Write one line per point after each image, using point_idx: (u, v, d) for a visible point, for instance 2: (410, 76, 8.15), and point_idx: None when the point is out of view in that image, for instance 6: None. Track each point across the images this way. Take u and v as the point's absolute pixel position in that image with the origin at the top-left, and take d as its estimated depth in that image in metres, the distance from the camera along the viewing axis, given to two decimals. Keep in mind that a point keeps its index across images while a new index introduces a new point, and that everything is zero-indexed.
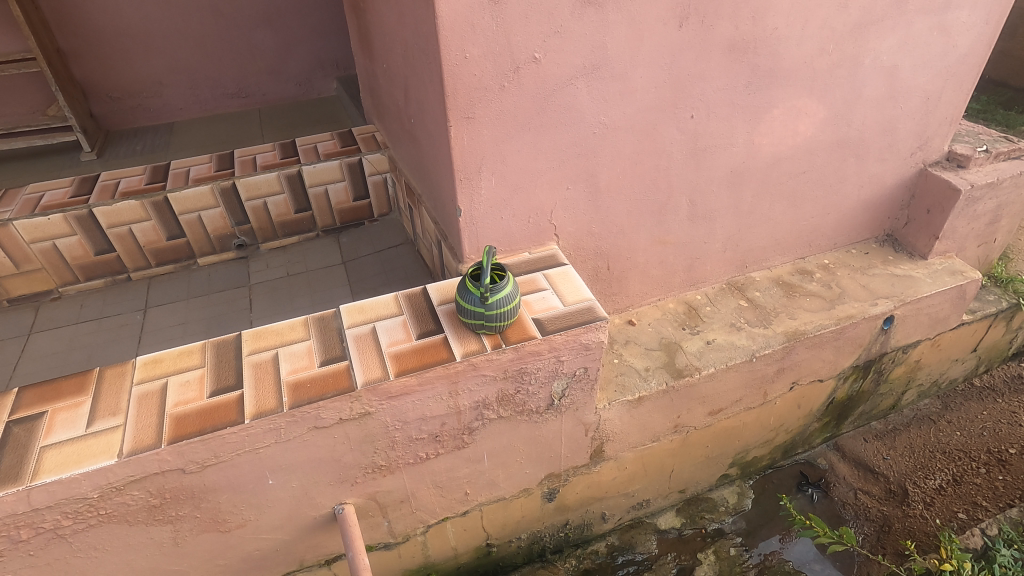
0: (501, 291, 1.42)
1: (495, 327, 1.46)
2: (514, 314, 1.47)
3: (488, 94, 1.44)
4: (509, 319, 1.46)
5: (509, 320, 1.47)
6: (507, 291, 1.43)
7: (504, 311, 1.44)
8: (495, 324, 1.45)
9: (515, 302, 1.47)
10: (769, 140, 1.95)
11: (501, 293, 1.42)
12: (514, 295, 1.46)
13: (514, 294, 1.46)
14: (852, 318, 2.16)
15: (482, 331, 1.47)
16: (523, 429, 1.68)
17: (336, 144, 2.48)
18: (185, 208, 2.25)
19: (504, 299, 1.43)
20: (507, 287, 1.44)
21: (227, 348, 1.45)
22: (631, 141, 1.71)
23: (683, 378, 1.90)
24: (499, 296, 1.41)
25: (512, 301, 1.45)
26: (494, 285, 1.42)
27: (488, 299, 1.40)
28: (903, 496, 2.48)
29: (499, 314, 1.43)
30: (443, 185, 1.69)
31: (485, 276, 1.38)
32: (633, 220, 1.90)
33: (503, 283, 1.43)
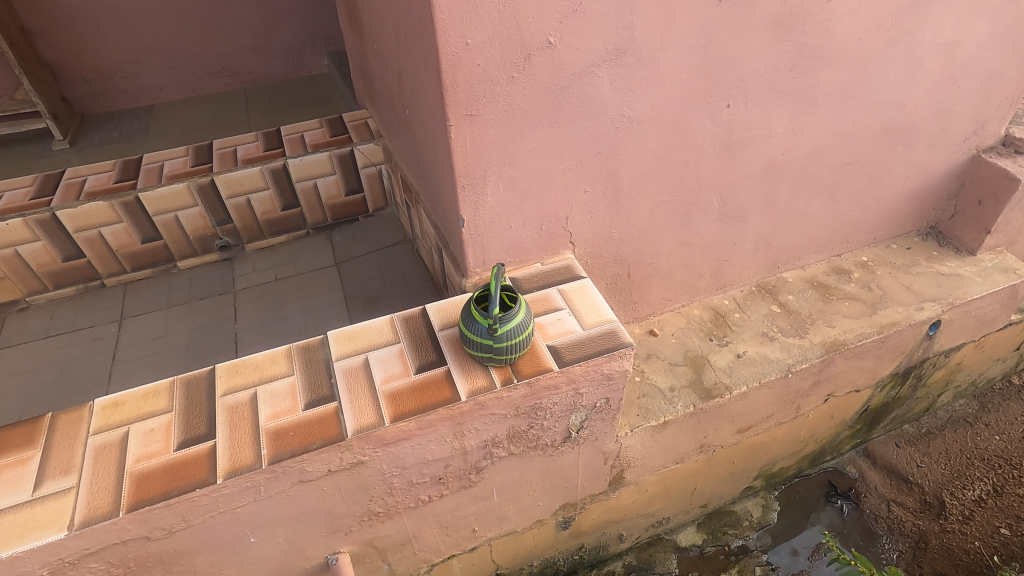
0: (512, 319, 1.23)
1: (504, 361, 1.27)
2: (526, 346, 1.29)
3: (494, 88, 1.21)
4: (520, 352, 1.28)
5: (519, 353, 1.29)
6: (519, 318, 1.24)
7: (515, 343, 1.25)
8: (504, 355, 1.27)
9: (528, 331, 1.28)
10: (814, 129, 1.70)
11: (513, 321, 1.23)
12: (527, 322, 1.27)
13: (527, 321, 1.27)
14: (897, 325, 1.95)
15: (490, 363, 1.28)
16: (536, 462, 1.50)
17: (325, 132, 2.24)
18: (160, 208, 2.04)
19: (516, 328, 1.24)
20: (520, 313, 1.25)
21: (198, 387, 1.27)
22: (656, 135, 1.48)
23: (712, 399, 1.71)
24: (511, 325, 1.23)
25: (525, 329, 1.27)
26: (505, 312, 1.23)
27: (498, 330, 1.22)
28: (940, 508, 2.31)
29: (510, 346, 1.25)
30: (444, 189, 1.47)
31: (494, 305, 1.19)
32: (658, 223, 1.68)
33: (516, 310, 1.24)
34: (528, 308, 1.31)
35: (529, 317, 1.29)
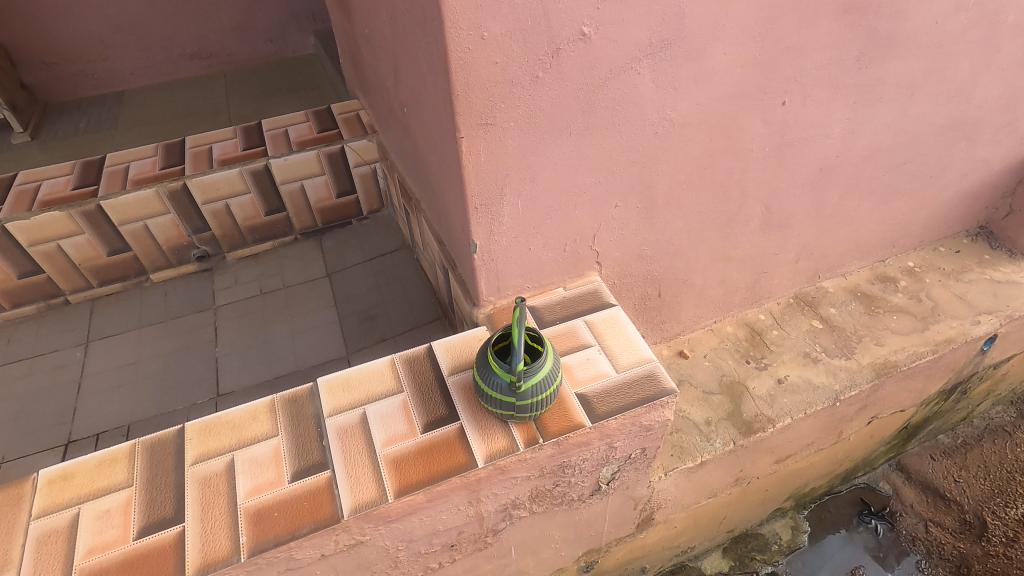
0: (538, 372, 1.03)
1: (527, 418, 1.08)
2: (552, 401, 1.09)
3: (515, 90, 0.99)
4: (545, 407, 1.09)
5: (544, 409, 1.09)
6: (545, 369, 1.04)
7: (540, 400, 1.06)
8: (528, 411, 1.07)
9: (555, 383, 1.08)
10: (874, 126, 1.48)
11: (538, 375, 1.03)
12: (555, 373, 1.08)
13: (554, 372, 1.08)
14: (952, 342, 1.76)
15: (510, 419, 1.09)
16: (560, 517, 1.32)
17: (312, 127, 2.00)
18: (126, 216, 1.80)
19: (542, 382, 1.04)
20: (546, 364, 1.05)
21: (164, 453, 1.06)
22: (700, 140, 1.25)
23: (753, 435, 1.53)
24: (537, 379, 1.03)
25: (552, 382, 1.07)
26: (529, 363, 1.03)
27: (521, 386, 1.02)
28: (982, 529, 2.17)
29: (534, 402, 1.05)
30: (452, 205, 1.25)
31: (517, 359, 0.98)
32: (695, 237, 1.46)
33: (542, 360, 1.04)
34: (554, 353, 1.11)
35: (557, 366, 1.09)
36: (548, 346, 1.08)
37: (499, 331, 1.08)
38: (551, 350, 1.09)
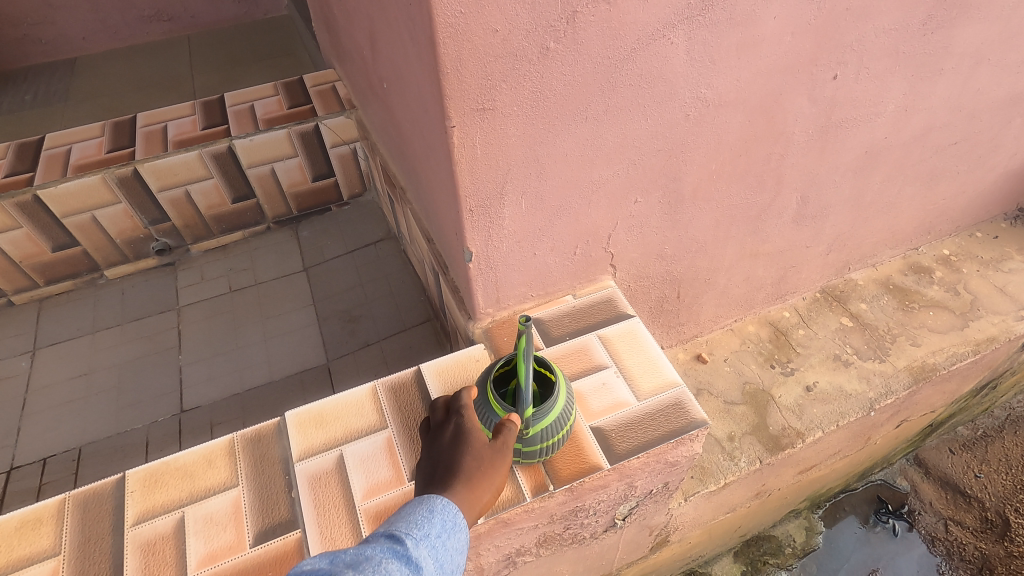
0: (549, 413, 0.86)
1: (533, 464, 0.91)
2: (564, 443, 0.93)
3: (520, 66, 0.78)
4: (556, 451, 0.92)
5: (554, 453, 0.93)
6: (558, 410, 0.87)
7: (550, 444, 0.89)
8: (536, 456, 0.90)
9: (569, 423, 0.91)
10: (928, 102, 1.28)
11: (549, 417, 0.86)
12: (569, 412, 0.91)
13: (569, 410, 0.90)
14: (994, 341, 1.61)
15: (514, 462, 0.92)
16: (569, 554, 1.17)
17: (282, 102, 1.76)
18: (70, 207, 1.58)
19: (553, 424, 0.87)
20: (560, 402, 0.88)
21: (100, 511, 0.89)
22: (737, 122, 1.06)
23: (781, 451, 1.38)
24: (548, 421, 0.86)
25: (565, 422, 0.90)
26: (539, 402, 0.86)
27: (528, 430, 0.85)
28: (1004, 528, 2.05)
29: (543, 447, 0.89)
30: (442, 202, 1.05)
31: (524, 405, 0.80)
32: (722, 232, 1.28)
33: (556, 398, 0.87)
34: (568, 385, 0.94)
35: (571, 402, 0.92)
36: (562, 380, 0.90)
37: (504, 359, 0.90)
38: (565, 384, 0.91)
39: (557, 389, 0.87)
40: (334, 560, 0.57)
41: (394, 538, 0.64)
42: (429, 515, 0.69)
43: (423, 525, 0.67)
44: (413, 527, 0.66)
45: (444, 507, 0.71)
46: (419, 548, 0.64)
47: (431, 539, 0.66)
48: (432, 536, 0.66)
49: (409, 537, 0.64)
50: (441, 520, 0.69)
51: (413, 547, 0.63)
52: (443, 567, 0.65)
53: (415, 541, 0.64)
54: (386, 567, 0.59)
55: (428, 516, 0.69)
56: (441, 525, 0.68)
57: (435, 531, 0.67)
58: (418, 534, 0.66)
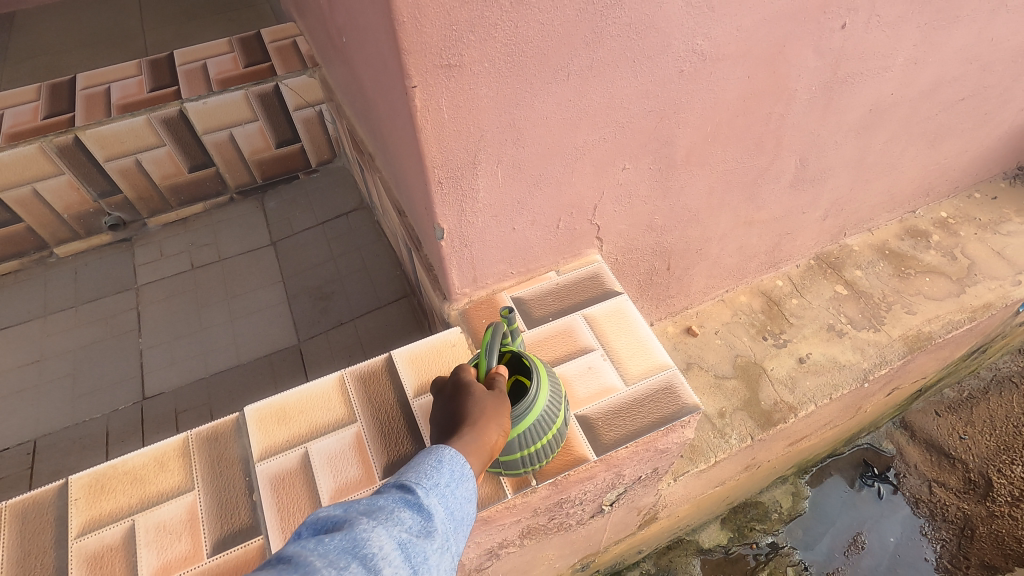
0: (524, 419, 0.76)
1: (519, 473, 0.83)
2: (552, 449, 0.82)
3: (489, 15, 0.67)
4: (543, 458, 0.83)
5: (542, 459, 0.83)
6: (535, 413, 0.77)
7: (532, 452, 0.80)
8: (520, 464, 0.82)
9: (554, 426, 0.81)
10: (940, 55, 1.18)
11: (525, 424, 0.76)
12: (553, 415, 0.80)
13: (552, 413, 0.80)
14: (991, 308, 1.56)
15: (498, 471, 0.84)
16: (554, 541, 1.12)
17: (238, 59, 1.61)
18: (6, 180, 1.44)
19: (531, 431, 0.77)
20: (537, 406, 0.77)
21: (40, 521, 0.81)
22: (737, 78, 0.95)
23: (773, 427, 1.34)
24: (524, 428, 0.76)
25: (549, 427, 0.80)
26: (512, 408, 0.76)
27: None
28: (987, 489, 2.06)
29: (525, 455, 0.80)
30: (409, 172, 0.95)
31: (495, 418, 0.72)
32: (716, 200, 1.19)
33: (530, 402, 0.76)
34: (553, 383, 0.83)
35: (557, 403, 0.81)
36: (542, 380, 0.79)
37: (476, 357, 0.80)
38: (546, 384, 0.80)
39: (532, 392, 0.76)
40: (341, 509, 0.50)
41: (405, 485, 0.56)
42: (446, 457, 0.60)
43: (436, 472, 0.59)
44: (424, 474, 0.58)
45: (451, 456, 0.61)
46: (433, 496, 0.56)
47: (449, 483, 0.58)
48: (449, 483, 0.58)
49: (420, 485, 0.56)
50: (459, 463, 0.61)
51: (425, 497, 0.56)
52: (459, 515, 0.57)
53: (429, 488, 0.57)
54: (397, 517, 0.52)
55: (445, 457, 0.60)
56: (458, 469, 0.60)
57: (453, 477, 0.59)
58: (430, 481, 0.57)
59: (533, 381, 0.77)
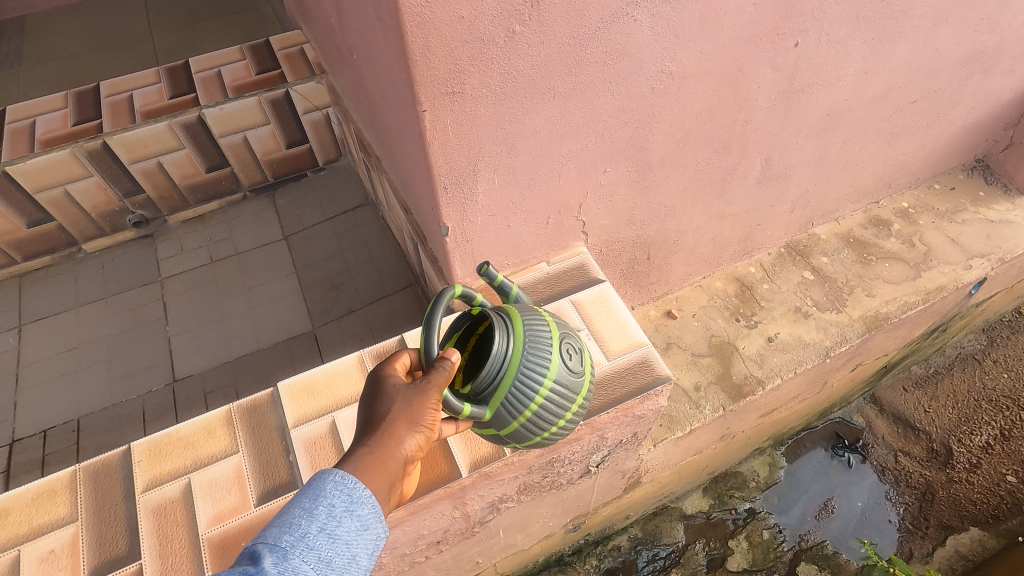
0: (499, 387, 0.72)
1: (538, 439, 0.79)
2: (558, 406, 0.77)
3: (487, 50, 0.81)
4: (554, 419, 0.78)
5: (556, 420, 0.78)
6: (511, 381, 0.72)
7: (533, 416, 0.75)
8: (532, 431, 0.77)
9: (546, 384, 0.75)
10: (889, 64, 1.32)
11: (502, 392, 0.73)
12: (538, 373, 0.74)
13: (538, 371, 0.74)
14: (943, 290, 1.71)
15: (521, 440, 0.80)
16: (548, 499, 1.28)
17: (250, 67, 1.72)
18: (40, 183, 1.56)
19: (514, 396, 0.73)
20: (511, 371, 0.73)
21: (111, 480, 0.96)
22: (703, 92, 1.09)
23: (743, 399, 1.49)
24: (504, 394, 0.73)
25: (536, 388, 0.74)
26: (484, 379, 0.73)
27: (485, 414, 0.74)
28: (947, 457, 2.23)
29: (523, 423, 0.75)
30: (416, 177, 1.09)
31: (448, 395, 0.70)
32: (689, 197, 1.33)
33: (501, 368, 0.72)
34: (534, 334, 0.76)
35: (542, 357, 0.75)
36: (513, 338, 0.74)
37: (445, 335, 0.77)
38: (519, 342, 0.74)
39: (496, 355, 0.72)
40: None
41: (258, 552, 0.55)
42: (321, 494, 0.61)
43: (306, 519, 0.60)
44: (287, 529, 0.58)
45: (320, 505, 0.61)
46: (304, 546, 0.58)
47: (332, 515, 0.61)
48: (324, 521, 0.60)
49: (276, 546, 0.56)
50: (345, 491, 0.62)
51: (285, 555, 0.56)
52: (326, 559, 0.58)
53: (287, 548, 0.56)
54: None
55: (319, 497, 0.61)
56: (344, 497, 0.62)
57: (330, 512, 0.61)
58: (296, 534, 0.58)
59: (496, 342, 0.72)
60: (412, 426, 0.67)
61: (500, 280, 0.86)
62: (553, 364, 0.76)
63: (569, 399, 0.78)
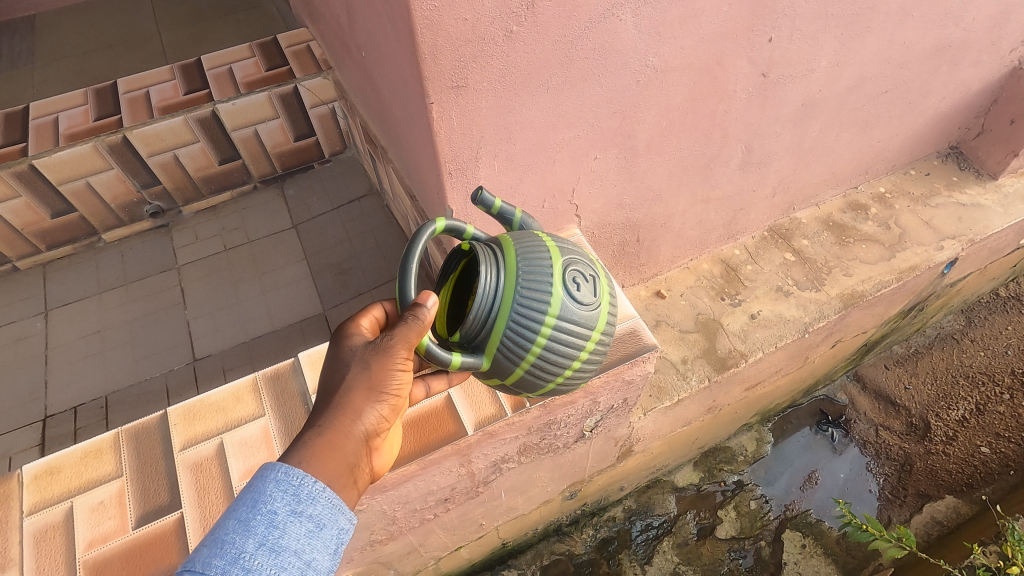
0: (492, 332, 0.79)
1: (556, 376, 0.85)
2: (567, 339, 0.82)
3: (488, 48, 0.90)
4: (567, 353, 0.83)
5: (568, 353, 0.84)
6: (501, 325, 0.79)
7: (541, 354, 0.82)
8: (542, 366, 0.83)
9: (547, 320, 0.80)
10: (859, 57, 1.42)
11: (497, 337, 0.80)
12: (535, 311, 0.79)
13: (534, 309, 0.79)
14: (917, 269, 1.82)
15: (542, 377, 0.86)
16: (546, 462, 1.39)
17: (259, 64, 1.81)
18: (65, 175, 1.65)
19: (510, 339, 0.80)
20: (502, 314, 0.79)
21: (150, 440, 1.06)
22: (684, 84, 1.19)
23: (727, 370, 1.60)
24: (499, 337, 0.80)
25: (536, 325, 0.80)
26: (476, 325, 0.80)
27: (486, 361, 0.82)
28: (925, 431, 2.35)
29: (528, 359, 0.82)
30: (422, 165, 1.19)
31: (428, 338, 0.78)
32: (675, 182, 1.43)
33: (491, 310, 0.79)
34: (529, 274, 0.80)
35: (541, 294, 0.80)
36: (504, 278, 0.80)
37: (444, 280, 0.88)
38: (511, 283, 0.80)
39: (481, 300, 0.79)
40: None
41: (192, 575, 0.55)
42: (261, 502, 0.63)
43: (243, 534, 0.60)
44: (221, 549, 0.58)
45: (262, 512, 0.62)
46: (240, 567, 0.58)
47: (275, 522, 0.63)
48: (266, 532, 0.62)
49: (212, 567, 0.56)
50: (286, 494, 0.64)
51: None
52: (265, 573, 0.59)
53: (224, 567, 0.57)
54: None
55: (257, 508, 0.63)
56: (287, 500, 0.64)
57: (272, 520, 0.63)
58: (232, 552, 0.59)
59: (481, 288, 0.79)
60: (366, 390, 0.77)
61: (497, 206, 0.92)
62: (553, 299, 0.81)
63: (578, 331, 0.83)
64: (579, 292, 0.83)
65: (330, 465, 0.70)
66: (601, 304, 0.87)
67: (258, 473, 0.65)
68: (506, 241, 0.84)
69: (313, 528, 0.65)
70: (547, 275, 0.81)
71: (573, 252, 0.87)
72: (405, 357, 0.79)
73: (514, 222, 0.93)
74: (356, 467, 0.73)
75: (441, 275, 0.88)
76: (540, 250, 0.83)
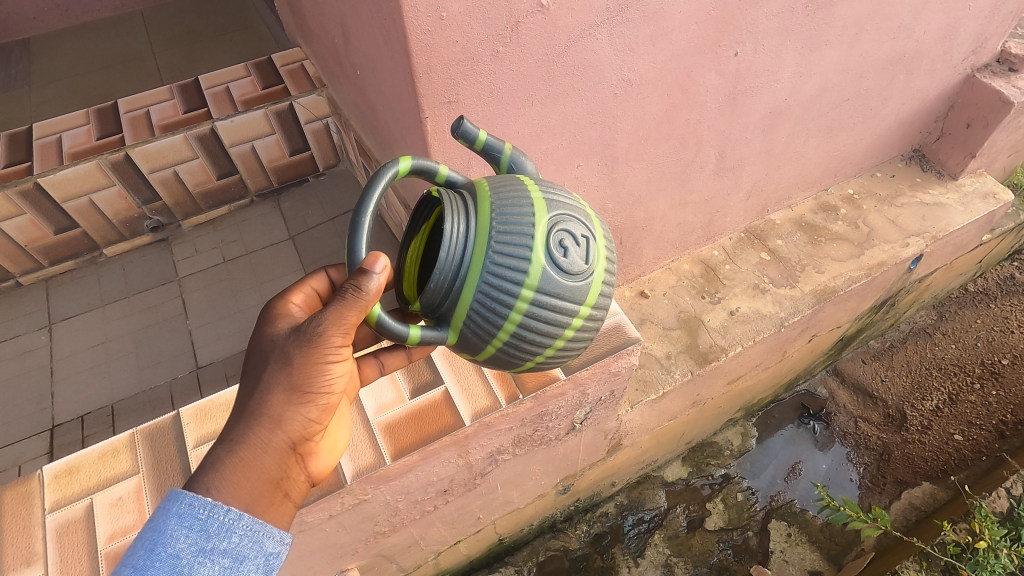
0: (460, 301, 0.82)
1: (538, 345, 0.87)
2: (546, 314, 0.84)
3: (476, 67, 0.99)
4: (545, 329, 0.86)
5: (547, 328, 0.86)
6: (468, 294, 0.82)
7: (513, 331, 0.84)
8: (518, 337, 0.85)
9: (523, 290, 0.82)
10: (820, 68, 1.54)
11: (460, 315, 0.83)
12: (505, 290, 0.81)
13: (502, 289, 0.81)
14: (884, 265, 1.93)
15: (520, 351, 0.89)
16: (539, 454, 1.46)
17: (256, 82, 1.88)
18: (69, 193, 1.70)
19: (474, 318, 0.83)
20: (466, 291, 0.81)
21: (165, 439, 1.12)
22: (658, 97, 1.29)
23: (708, 364, 1.69)
24: (468, 307, 0.82)
25: (510, 294, 0.82)
26: (440, 299, 0.83)
27: (451, 334, 0.86)
28: (901, 421, 2.46)
29: (501, 329, 0.84)
30: None
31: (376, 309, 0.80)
32: (654, 187, 1.53)
33: (458, 278, 0.82)
34: (503, 239, 0.81)
35: (512, 266, 0.81)
36: (472, 250, 0.81)
37: (415, 235, 0.90)
38: (475, 261, 0.81)
39: (443, 267, 0.81)
40: None
41: None
42: (162, 546, 0.72)
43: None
44: None
45: (166, 554, 0.72)
46: None
47: (181, 562, 0.72)
48: None
49: None
50: (190, 532, 0.73)
51: None
52: None
53: None
54: None
55: (158, 553, 0.72)
56: (191, 540, 0.73)
57: (176, 561, 0.72)
58: None
59: (443, 253, 0.81)
60: (288, 393, 0.84)
61: (482, 140, 0.91)
62: (527, 274, 0.81)
63: (556, 306, 0.84)
64: (563, 259, 0.83)
65: (245, 489, 0.78)
66: (591, 271, 0.86)
67: (161, 514, 0.73)
68: (482, 201, 0.83)
69: (228, 561, 0.75)
70: (526, 242, 0.82)
71: (564, 216, 0.85)
72: (337, 344, 0.84)
73: (503, 158, 0.92)
74: (280, 480, 0.83)
75: (410, 231, 0.90)
76: (523, 216, 0.82)
